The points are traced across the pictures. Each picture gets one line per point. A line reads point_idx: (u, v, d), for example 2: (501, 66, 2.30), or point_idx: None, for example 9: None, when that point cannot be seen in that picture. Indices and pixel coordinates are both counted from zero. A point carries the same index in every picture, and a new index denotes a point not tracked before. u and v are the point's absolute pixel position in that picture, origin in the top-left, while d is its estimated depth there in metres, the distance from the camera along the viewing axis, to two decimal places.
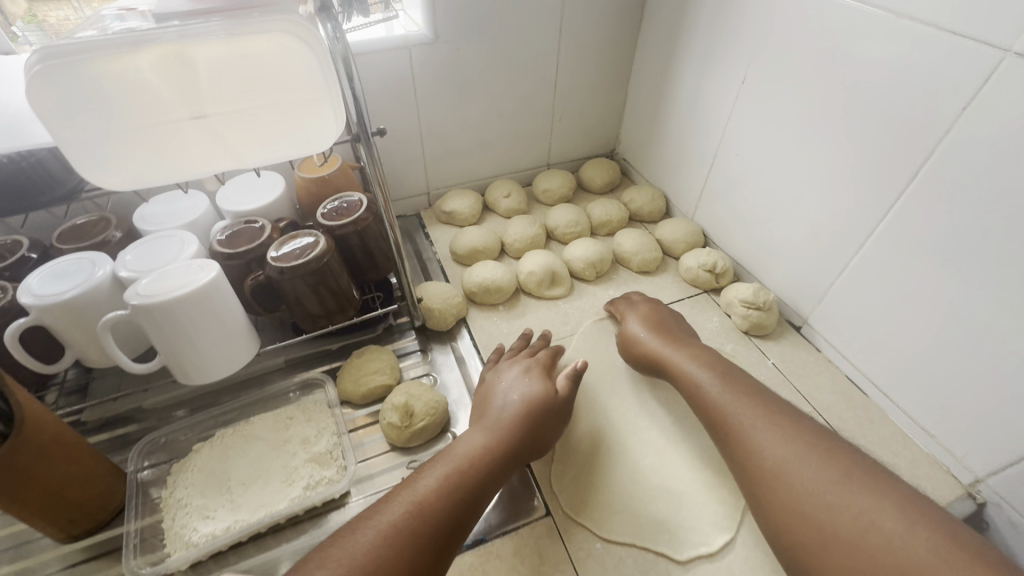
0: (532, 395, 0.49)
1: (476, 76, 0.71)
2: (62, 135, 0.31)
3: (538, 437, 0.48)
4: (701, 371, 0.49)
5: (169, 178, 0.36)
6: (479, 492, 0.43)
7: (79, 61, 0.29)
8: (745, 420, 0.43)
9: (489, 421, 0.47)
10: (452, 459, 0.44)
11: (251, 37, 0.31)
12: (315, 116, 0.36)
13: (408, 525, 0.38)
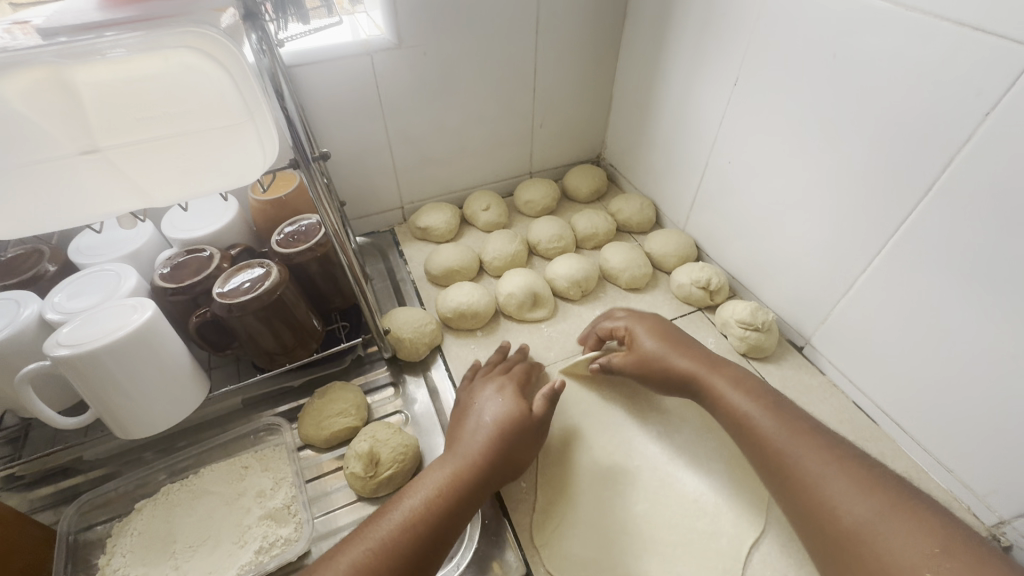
0: (504, 416, 0.44)
1: (448, 81, 0.66)
2: None
3: (511, 461, 0.43)
4: (748, 405, 0.43)
5: (67, 221, 0.30)
6: (445, 528, 0.38)
7: None
8: (811, 469, 0.38)
9: (458, 447, 0.43)
10: (418, 492, 0.39)
11: (146, 55, 0.27)
12: (235, 143, 0.31)
13: (368, 566, 0.34)
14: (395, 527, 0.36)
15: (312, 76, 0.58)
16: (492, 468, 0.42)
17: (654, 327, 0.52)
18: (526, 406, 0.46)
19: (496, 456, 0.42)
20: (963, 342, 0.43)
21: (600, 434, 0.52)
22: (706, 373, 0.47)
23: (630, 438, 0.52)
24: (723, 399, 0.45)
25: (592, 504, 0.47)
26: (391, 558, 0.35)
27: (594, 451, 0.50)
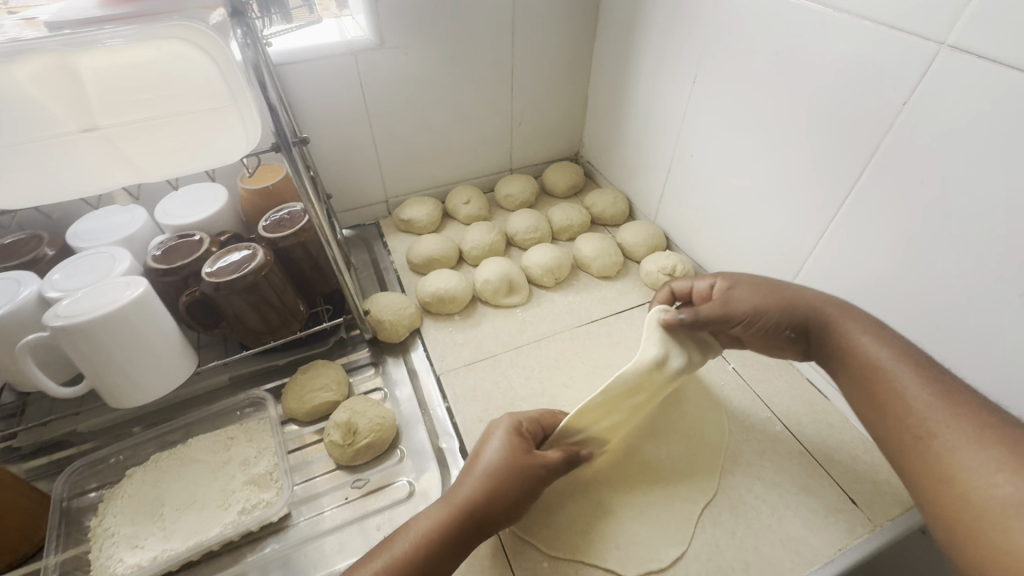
0: (507, 462, 0.41)
1: (430, 79, 0.70)
2: None
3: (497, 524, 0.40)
4: (889, 359, 0.38)
5: (71, 194, 0.34)
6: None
7: None
8: (948, 432, 0.33)
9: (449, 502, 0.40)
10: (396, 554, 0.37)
11: (141, 45, 0.30)
12: (222, 125, 0.35)
13: None
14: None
15: (300, 75, 0.61)
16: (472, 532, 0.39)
17: (755, 279, 0.47)
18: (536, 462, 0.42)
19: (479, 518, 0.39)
20: (896, 316, 0.46)
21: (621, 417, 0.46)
22: (842, 323, 0.42)
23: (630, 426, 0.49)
24: (860, 351, 0.40)
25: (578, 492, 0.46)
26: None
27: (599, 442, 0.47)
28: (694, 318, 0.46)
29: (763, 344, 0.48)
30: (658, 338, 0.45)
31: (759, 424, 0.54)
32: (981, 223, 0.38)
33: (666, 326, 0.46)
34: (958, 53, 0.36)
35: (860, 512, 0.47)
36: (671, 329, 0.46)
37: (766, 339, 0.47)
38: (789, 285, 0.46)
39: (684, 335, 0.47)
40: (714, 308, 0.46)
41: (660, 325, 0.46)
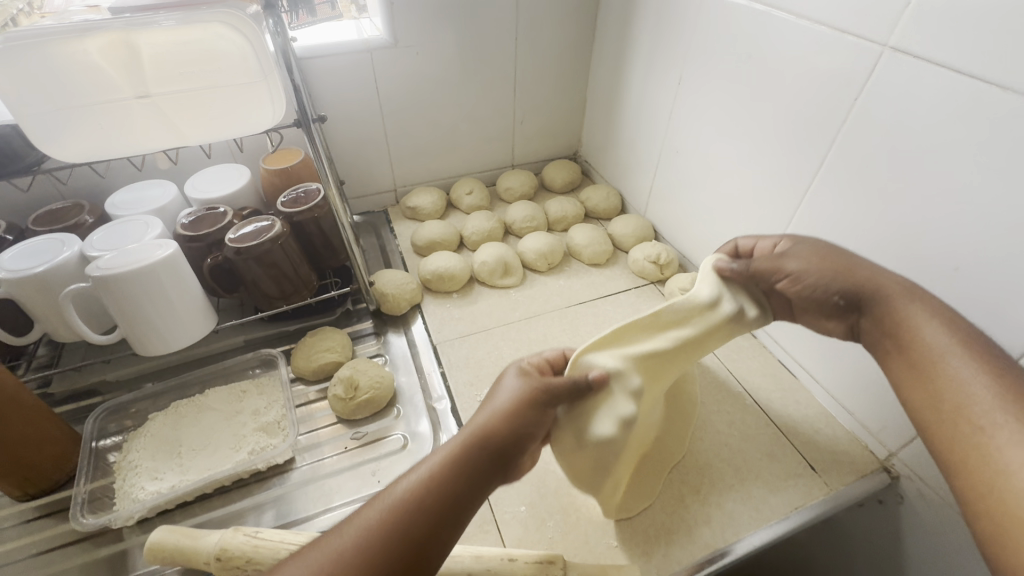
0: (529, 393, 0.38)
1: (439, 78, 0.75)
2: (24, 112, 0.35)
3: (504, 473, 0.36)
4: (952, 345, 0.34)
5: (123, 151, 0.40)
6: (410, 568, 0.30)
7: (33, 46, 0.33)
8: (997, 434, 0.29)
9: (467, 453, 0.34)
10: (396, 503, 0.32)
11: (192, 27, 0.36)
12: (255, 97, 0.41)
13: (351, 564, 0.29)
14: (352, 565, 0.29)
15: (320, 69, 0.67)
16: (480, 483, 0.34)
17: (819, 244, 0.43)
18: (543, 406, 0.39)
19: (487, 467, 0.34)
20: None
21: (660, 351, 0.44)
22: (898, 300, 0.37)
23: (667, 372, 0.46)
24: (917, 341, 0.35)
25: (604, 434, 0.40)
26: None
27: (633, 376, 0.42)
28: (745, 270, 0.45)
29: (818, 315, 0.43)
30: (713, 279, 0.47)
31: (731, 398, 0.58)
32: (923, 206, 0.42)
33: (723, 273, 0.46)
34: (899, 54, 0.41)
35: (817, 477, 0.51)
36: (722, 274, 0.46)
37: (818, 311, 0.42)
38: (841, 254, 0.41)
39: (737, 280, 0.46)
40: (766, 262, 0.44)
41: (715, 270, 0.47)
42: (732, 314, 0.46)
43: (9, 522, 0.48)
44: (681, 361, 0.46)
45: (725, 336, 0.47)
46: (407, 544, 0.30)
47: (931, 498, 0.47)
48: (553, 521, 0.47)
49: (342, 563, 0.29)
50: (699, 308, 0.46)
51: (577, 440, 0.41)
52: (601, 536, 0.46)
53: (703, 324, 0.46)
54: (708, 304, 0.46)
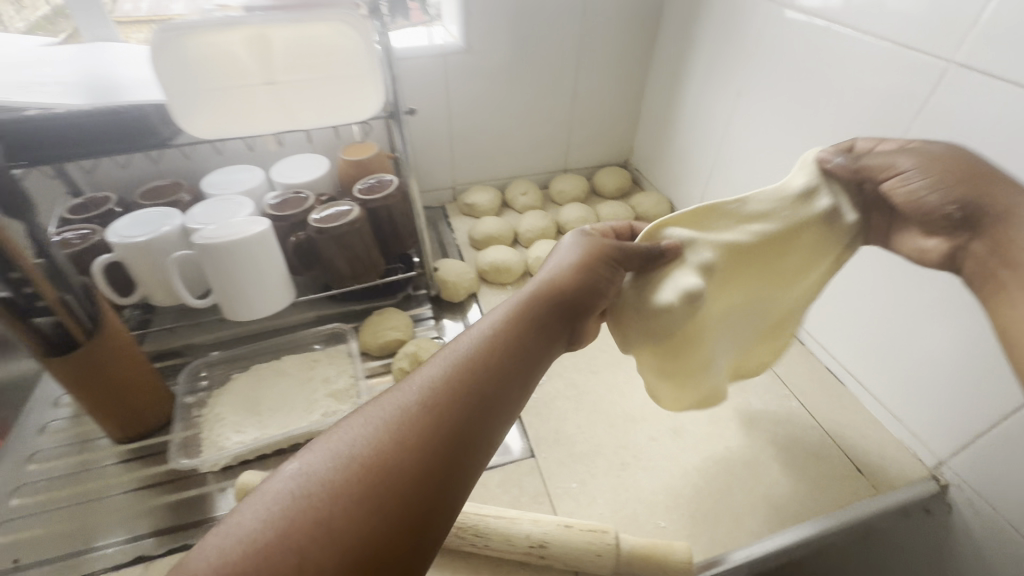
0: (588, 256, 0.38)
1: (504, 82, 0.80)
2: (171, 92, 0.41)
3: (571, 333, 0.37)
4: None
5: (243, 132, 0.45)
6: (487, 413, 0.31)
7: (187, 34, 0.39)
8: None
9: (530, 313, 0.35)
10: (463, 363, 0.32)
11: (316, 24, 0.41)
12: (360, 90, 0.45)
13: (403, 427, 0.29)
14: (430, 413, 0.30)
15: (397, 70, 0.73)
16: (549, 340, 0.35)
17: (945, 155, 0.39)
18: (606, 267, 0.39)
19: (554, 324, 0.35)
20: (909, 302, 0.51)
21: (740, 245, 0.41)
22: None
23: (750, 264, 0.42)
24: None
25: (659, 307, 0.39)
26: (418, 450, 0.29)
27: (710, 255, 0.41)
28: (850, 164, 0.41)
29: (919, 232, 0.39)
30: (813, 169, 0.41)
31: (778, 400, 0.59)
32: None
33: (826, 164, 0.41)
34: (965, 70, 0.43)
35: (865, 480, 0.51)
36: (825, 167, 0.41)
37: (924, 225, 0.39)
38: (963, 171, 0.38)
39: (839, 174, 0.41)
40: (878, 157, 0.40)
41: (816, 162, 0.41)
42: (827, 212, 0.41)
43: (108, 460, 0.53)
44: (768, 261, 0.42)
45: (818, 239, 0.41)
46: (481, 391, 0.31)
47: (982, 507, 0.47)
48: (603, 498, 0.49)
49: (409, 420, 0.29)
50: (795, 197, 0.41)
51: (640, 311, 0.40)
52: (649, 516, 0.48)
53: (793, 219, 0.41)
54: (801, 197, 0.41)
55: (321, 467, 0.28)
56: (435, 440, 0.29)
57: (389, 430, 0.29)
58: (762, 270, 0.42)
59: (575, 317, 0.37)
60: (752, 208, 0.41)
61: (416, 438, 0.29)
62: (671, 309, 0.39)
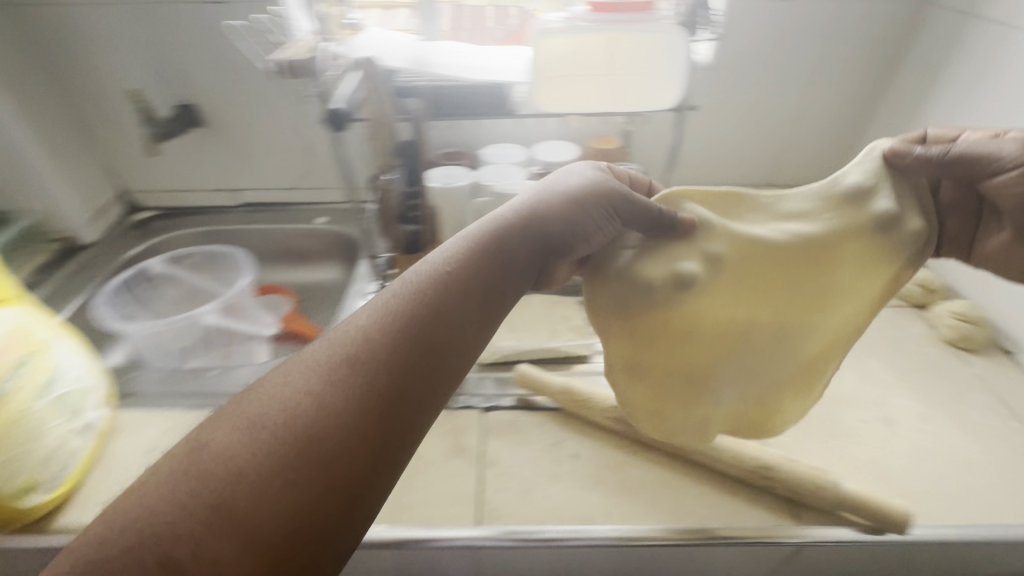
0: (571, 196, 0.46)
1: (734, 99, 0.89)
2: (542, 77, 0.58)
3: (543, 266, 0.46)
4: None
5: (575, 109, 0.61)
6: (446, 336, 0.38)
7: (560, 37, 0.56)
8: None
9: (489, 253, 0.42)
10: (400, 302, 0.38)
11: (646, 36, 0.56)
12: (664, 87, 0.59)
13: (320, 390, 0.32)
14: (383, 330, 0.36)
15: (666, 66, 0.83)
16: (512, 277, 0.43)
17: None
18: (592, 211, 0.46)
19: (519, 260, 0.44)
20: None
21: (774, 234, 0.48)
22: None
23: (784, 257, 0.48)
24: None
25: (660, 278, 0.48)
26: (368, 373, 0.34)
27: (736, 232, 0.48)
28: (936, 156, 0.44)
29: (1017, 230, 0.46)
30: (870, 167, 0.47)
31: (1001, 419, 0.60)
32: None
33: (886, 164, 0.46)
34: None
35: None
36: (901, 162, 0.45)
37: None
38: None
39: (919, 164, 0.45)
40: (982, 143, 0.44)
41: (884, 156, 0.46)
42: (887, 216, 0.45)
43: None
44: (801, 262, 0.48)
45: (866, 248, 0.46)
46: (436, 318, 0.38)
47: None
48: (814, 454, 0.55)
49: (331, 377, 0.33)
50: (851, 193, 0.47)
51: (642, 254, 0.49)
52: (861, 477, 0.53)
53: (832, 223, 0.47)
54: (859, 197, 0.47)
55: (231, 440, 0.30)
56: (380, 361, 0.34)
57: (331, 353, 0.34)
58: (786, 278, 0.48)
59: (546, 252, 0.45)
60: (787, 209, 0.49)
61: (360, 358, 0.34)
62: (659, 285, 0.48)
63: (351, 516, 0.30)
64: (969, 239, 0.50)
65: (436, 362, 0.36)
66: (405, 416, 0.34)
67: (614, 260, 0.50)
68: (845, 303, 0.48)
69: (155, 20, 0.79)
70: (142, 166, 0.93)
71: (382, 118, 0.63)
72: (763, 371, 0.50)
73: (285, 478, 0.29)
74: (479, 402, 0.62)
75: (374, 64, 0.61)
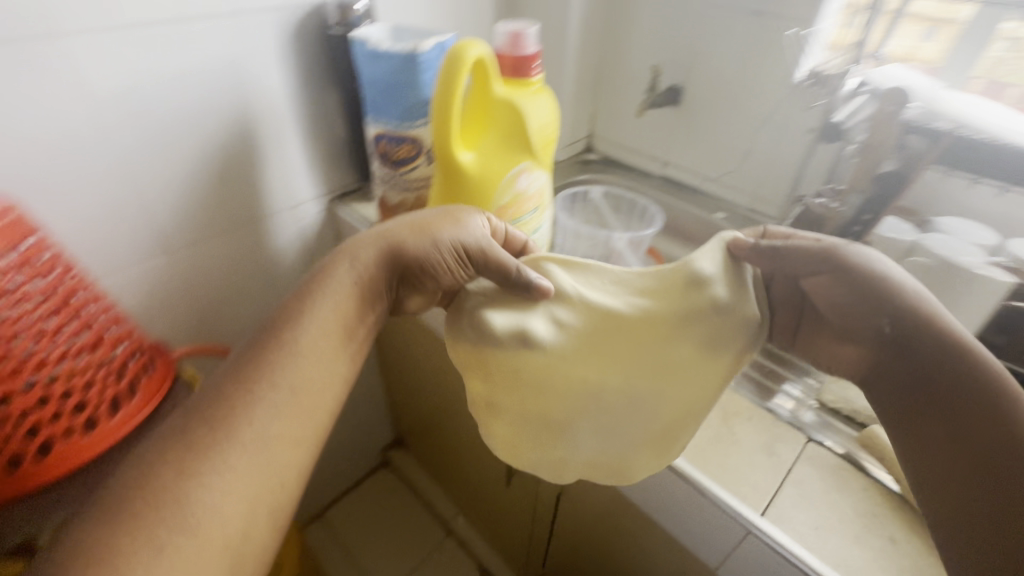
0: (427, 249, 0.60)
1: None
2: None
3: (399, 289, 0.65)
4: None
5: None
6: (303, 392, 0.53)
7: None
8: None
9: (327, 316, 0.58)
10: (249, 380, 0.52)
11: None
12: None
13: (187, 446, 0.46)
14: (220, 393, 0.50)
15: None
16: (365, 309, 0.62)
17: (858, 278, 0.56)
18: (445, 260, 0.61)
19: (381, 288, 0.63)
20: None
21: (624, 307, 0.59)
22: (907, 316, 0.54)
23: (617, 327, 0.59)
24: None
25: (506, 333, 0.59)
26: (241, 424, 0.49)
27: (590, 303, 0.60)
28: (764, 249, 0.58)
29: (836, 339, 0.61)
30: (718, 262, 0.57)
31: None
32: None
33: (728, 254, 0.59)
34: None
35: None
36: (739, 253, 0.58)
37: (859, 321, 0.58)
38: (875, 260, 0.57)
39: (749, 257, 0.58)
40: (808, 245, 0.58)
41: (729, 245, 0.59)
42: (721, 302, 0.56)
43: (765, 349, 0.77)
44: (637, 337, 0.59)
45: (706, 334, 0.57)
46: (286, 386, 0.52)
47: None
48: None
49: (195, 435, 0.47)
50: (681, 269, 0.59)
51: (478, 309, 0.62)
52: None
53: (676, 309, 0.58)
54: (692, 288, 0.57)
55: (115, 499, 0.42)
56: (247, 414, 0.49)
57: (190, 424, 0.48)
58: (619, 351, 0.59)
59: (396, 278, 0.63)
60: (632, 287, 0.60)
61: (218, 418, 0.48)
62: (505, 340, 0.59)
63: (235, 544, 0.45)
64: (794, 332, 0.64)
65: (283, 420, 0.51)
66: (277, 452, 0.50)
67: (469, 300, 0.63)
68: (682, 380, 0.58)
69: (689, 18, 0.97)
70: (616, 122, 1.19)
71: (874, 146, 0.74)
72: (620, 427, 0.60)
73: (172, 529, 0.42)
74: (806, 429, 0.64)
75: (903, 95, 0.70)
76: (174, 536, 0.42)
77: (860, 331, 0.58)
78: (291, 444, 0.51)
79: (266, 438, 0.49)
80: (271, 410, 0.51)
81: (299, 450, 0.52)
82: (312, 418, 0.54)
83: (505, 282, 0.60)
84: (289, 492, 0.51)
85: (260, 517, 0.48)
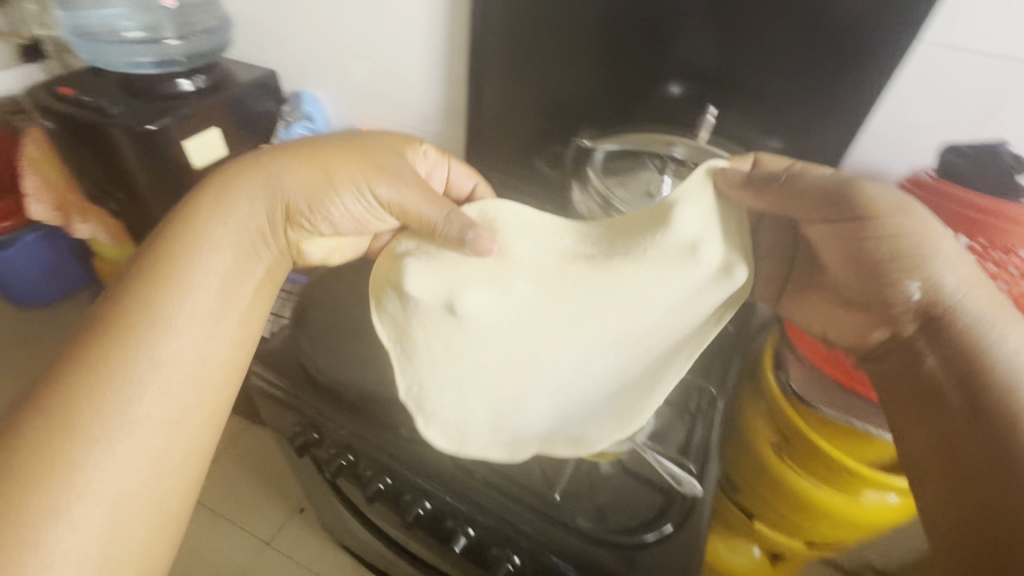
0: (321, 186, 0.55)
1: None
2: None
3: (290, 239, 0.57)
4: None
5: None
6: (210, 348, 0.48)
7: None
8: None
9: (224, 258, 0.51)
10: (118, 336, 0.44)
11: None
12: None
13: (57, 421, 0.41)
14: (69, 369, 0.43)
15: None
16: (264, 243, 0.54)
17: (882, 224, 0.47)
18: (343, 199, 0.56)
19: (271, 230, 0.55)
20: None
21: (587, 262, 0.55)
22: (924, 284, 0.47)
23: (579, 284, 0.54)
24: None
25: (429, 303, 0.55)
26: (121, 400, 0.43)
27: (539, 249, 0.56)
28: (768, 190, 0.50)
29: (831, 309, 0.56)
30: (706, 205, 0.52)
31: None
32: None
33: (715, 185, 0.53)
34: None
35: None
36: (728, 183, 0.52)
37: (887, 300, 0.49)
38: (898, 200, 0.48)
39: (740, 196, 0.52)
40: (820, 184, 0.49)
41: (721, 175, 0.53)
42: (713, 272, 0.51)
43: None
44: (593, 296, 0.54)
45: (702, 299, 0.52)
46: (192, 337, 0.47)
47: None
48: None
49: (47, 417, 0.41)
50: (661, 209, 0.52)
51: (394, 277, 0.56)
52: None
53: (637, 261, 0.53)
54: (666, 246, 0.52)
55: None
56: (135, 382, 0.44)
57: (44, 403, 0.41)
58: (583, 316, 0.54)
59: (284, 218, 0.55)
60: (576, 251, 0.56)
61: (76, 400, 0.42)
62: (437, 295, 0.55)
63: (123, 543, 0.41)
64: (782, 284, 0.61)
65: (160, 395, 0.44)
66: (157, 436, 0.44)
67: (404, 244, 0.58)
68: (663, 360, 0.54)
69: None
70: None
71: None
72: (580, 401, 0.57)
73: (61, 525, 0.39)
74: None
75: None
76: (48, 544, 0.38)
77: (876, 297, 0.50)
78: (171, 428, 0.45)
79: (135, 417, 0.43)
80: (148, 381, 0.44)
81: (187, 430, 0.46)
82: (200, 392, 0.47)
83: (433, 234, 0.56)
84: (180, 482, 0.46)
85: (139, 509, 0.42)
